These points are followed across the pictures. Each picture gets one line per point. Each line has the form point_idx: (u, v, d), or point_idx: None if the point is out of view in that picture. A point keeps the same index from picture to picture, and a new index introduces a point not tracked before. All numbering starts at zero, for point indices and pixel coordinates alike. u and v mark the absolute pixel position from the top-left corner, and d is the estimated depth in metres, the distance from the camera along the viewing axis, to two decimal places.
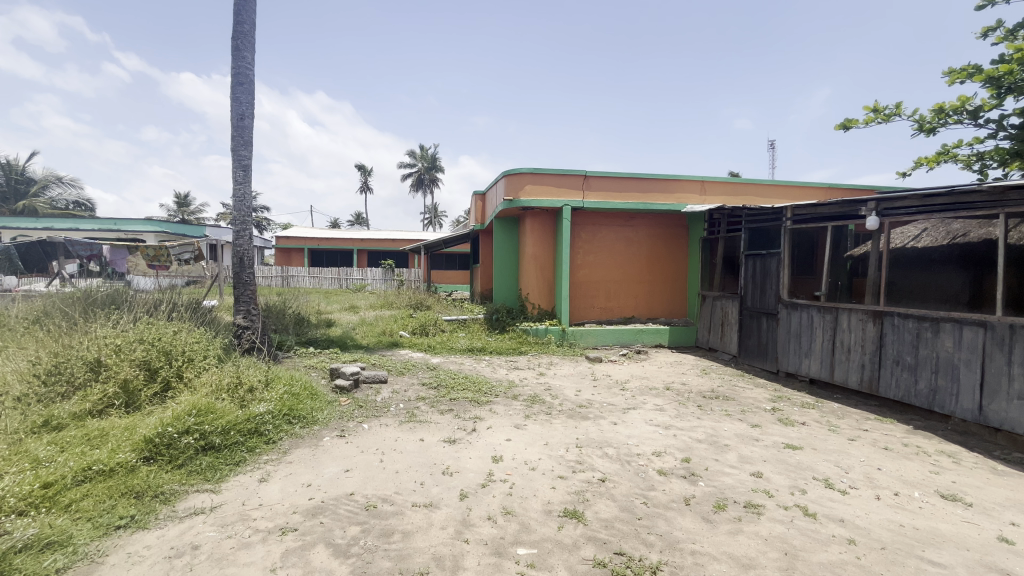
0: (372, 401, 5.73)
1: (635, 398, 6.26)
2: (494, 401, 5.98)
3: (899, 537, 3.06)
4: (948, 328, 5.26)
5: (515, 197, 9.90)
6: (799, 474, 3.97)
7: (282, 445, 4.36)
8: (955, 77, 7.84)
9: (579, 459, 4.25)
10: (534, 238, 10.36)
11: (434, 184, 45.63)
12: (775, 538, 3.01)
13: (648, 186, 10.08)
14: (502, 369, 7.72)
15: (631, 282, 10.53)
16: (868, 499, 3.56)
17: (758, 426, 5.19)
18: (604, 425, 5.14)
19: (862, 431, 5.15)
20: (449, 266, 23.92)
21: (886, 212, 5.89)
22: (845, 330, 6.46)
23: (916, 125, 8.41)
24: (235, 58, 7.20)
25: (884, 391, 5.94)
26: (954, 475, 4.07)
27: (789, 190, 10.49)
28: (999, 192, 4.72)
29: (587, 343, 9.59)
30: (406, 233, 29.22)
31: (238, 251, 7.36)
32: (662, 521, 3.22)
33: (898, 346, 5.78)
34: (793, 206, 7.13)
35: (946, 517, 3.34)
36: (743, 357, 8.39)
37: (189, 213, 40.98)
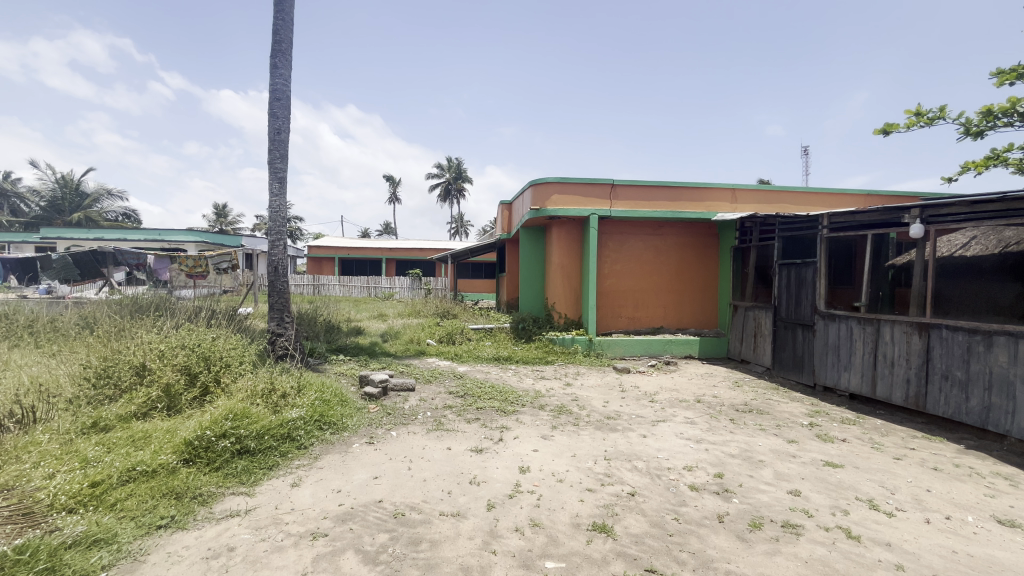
0: (400, 409, 5.79)
1: (665, 410, 6.12)
2: (521, 410, 5.96)
3: (953, 564, 2.87)
4: (1002, 341, 4.96)
5: (541, 206, 9.92)
6: (840, 494, 3.79)
7: (313, 450, 4.45)
8: (1004, 78, 7.50)
9: (608, 471, 4.17)
10: (561, 247, 10.34)
11: (461, 195, 46.17)
12: (816, 561, 2.88)
13: (677, 194, 9.94)
14: (529, 378, 7.69)
15: (659, 292, 10.36)
16: (917, 523, 3.36)
17: (795, 442, 5.00)
18: (633, 438, 5.04)
19: (908, 450, 4.89)
20: (475, 274, 24.04)
21: (931, 220, 5.62)
22: (887, 343, 6.18)
23: (962, 129, 8.06)
24: (273, 76, 7.50)
25: (932, 408, 5.63)
26: (1011, 500, 3.81)
27: (826, 197, 10.17)
28: None
29: (615, 353, 9.49)
30: (433, 243, 29.58)
31: (273, 260, 7.61)
32: (694, 539, 3.12)
33: (947, 360, 5.49)
34: (829, 214, 6.90)
35: (1004, 544, 3.12)
36: (778, 370, 8.13)
37: (227, 224, 42.83)
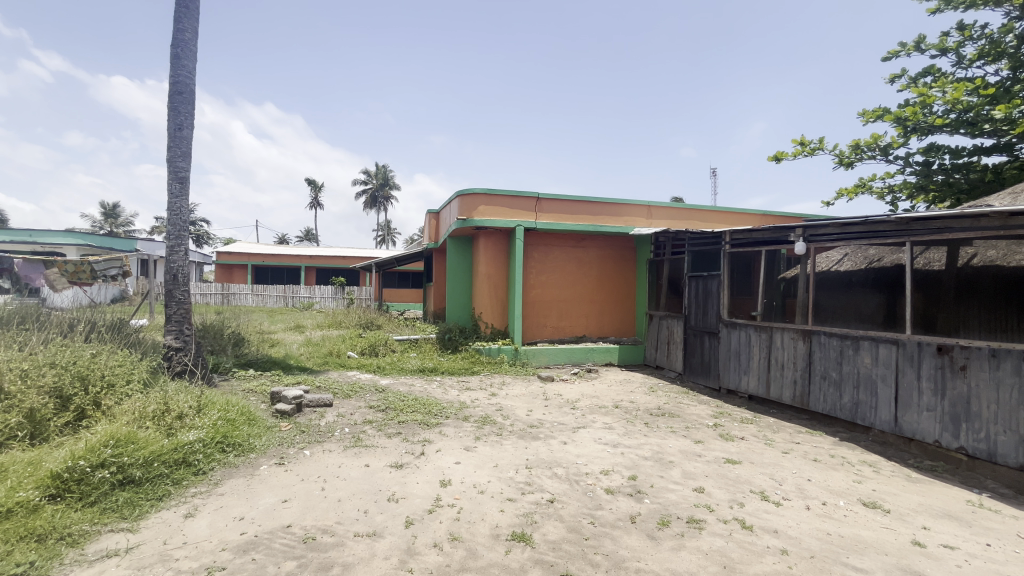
0: (315, 426, 5.47)
1: (585, 417, 6.33)
2: (444, 422, 5.88)
3: (827, 545, 3.23)
4: (867, 345, 5.70)
5: (468, 217, 9.92)
6: (737, 488, 4.13)
7: (213, 476, 4.07)
8: (869, 117, 8.75)
9: (528, 480, 4.23)
10: (487, 257, 10.38)
11: (388, 202, 45.07)
12: (715, 552, 3.11)
13: (599, 208, 10.42)
14: (453, 390, 7.61)
15: (582, 301, 10.74)
16: (800, 510, 3.75)
17: (700, 442, 5.38)
18: (554, 445, 5.16)
19: (794, 444, 5.45)
20: (402, 284, 23.59)
21: (812, 238, 6.35)
22: (778, 348, 6.87)
23: (838, 159, 9.28)
24: (174, 66, 6.89)
25: (814, 405, 6.33)
26: (874, 484, 4.37)
27: (729, 216, 11.20)
28: (904, 222, 5.15)
29: (540, 362, 9.68)
30: (358, 251, 28.49)
31: (173, 268, 6.93)
32: (608, 541, 3.25)
33: (825, 362, 6.20)
34: (730, 231, 7.58)
35: (867, 523, 3.57)
36: (688, 375, 8.72)
37: (118, 226, 38.40)
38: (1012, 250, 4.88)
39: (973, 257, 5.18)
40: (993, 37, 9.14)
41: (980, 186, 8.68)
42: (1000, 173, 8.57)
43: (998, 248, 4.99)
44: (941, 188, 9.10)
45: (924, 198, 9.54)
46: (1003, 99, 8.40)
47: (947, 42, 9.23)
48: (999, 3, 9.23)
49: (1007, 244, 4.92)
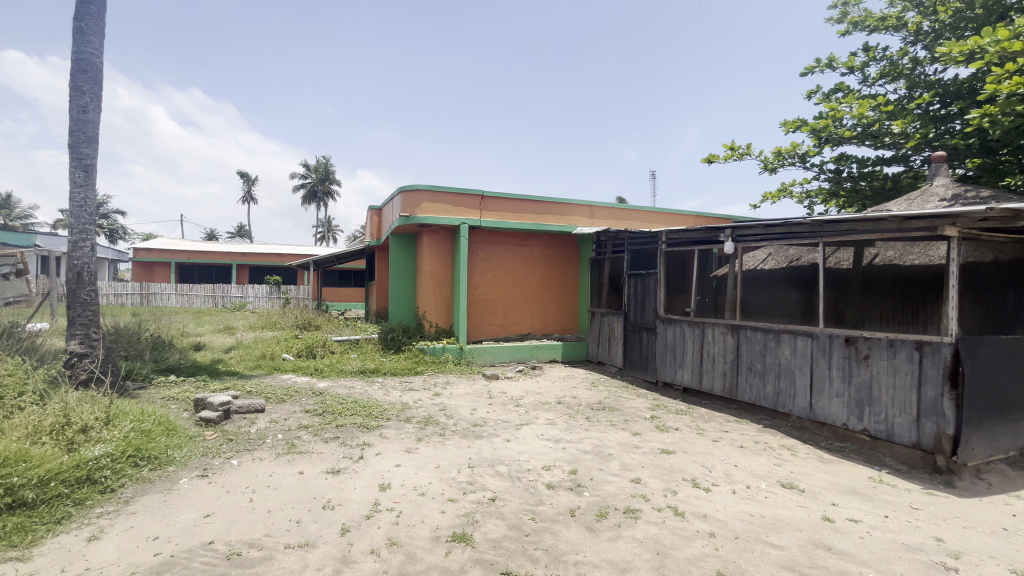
0: (245, 434, 5.14)
1: (529, 414, 6.38)
2: (385, 425, 5.71)
3: (750, 525, 3.45)
4: (787, 338, 6.15)
5: (410, 214, 9.72)
6: (671, 476, 4.32)
7: (124, 493, 3.72)
8: (789, 126, 9.44)
9: (471, 479, 4.20)
10: (431, 255, 10.20)
11: (328, 197, 43.28)
12: (649, 539, 3.23)
13: (542, 208, 10.55)
14: (395, 391, 7.42)
15: (526, 300, 10.83)
16: (727, 494, 3.98)
17: (638, 434, 5.58)
18: (496, 443, 5.16)
19: (723, 432, 5.78)
20: (343, 283, 22.74)
21: (739, 238, 6.78)
22: (710, 342, 7.28)
23: (763, 164, 9.94)
24: (77, 42, 6.22)
25: (741, 395, 6.75)
26: (792, 466, 4.73)
27: (665, 217, 11.71)
28: (818, 224, 5.60)
29: (485, 360, 9.66)
30: (295, 248, 27.14)
31: (76, 265, 6.27)
32: (548, 535, 3.29)
33: (751, 354, 6.62)
34: (666, 231, 7.93)
35: (785, 503, 3.85)
36: (628, 370, 9.03)
37: (14, 219, 34.34)
38: (907, 250, 5.14)
39: (875, 257, 5.43)
40: (892, 59, 10.15)
41: (881, 193, 9.60)
42: (898, 181, 9.51)
43: (896, 248, 5.25)
44: (850, 194, 9.96)
45: (836, 203, 10.40)
46: (900, 115, 9.34)
47: (855, 61, 10.13)
48: (896, 29, 10.26)
49: (903, 244, 5.17)
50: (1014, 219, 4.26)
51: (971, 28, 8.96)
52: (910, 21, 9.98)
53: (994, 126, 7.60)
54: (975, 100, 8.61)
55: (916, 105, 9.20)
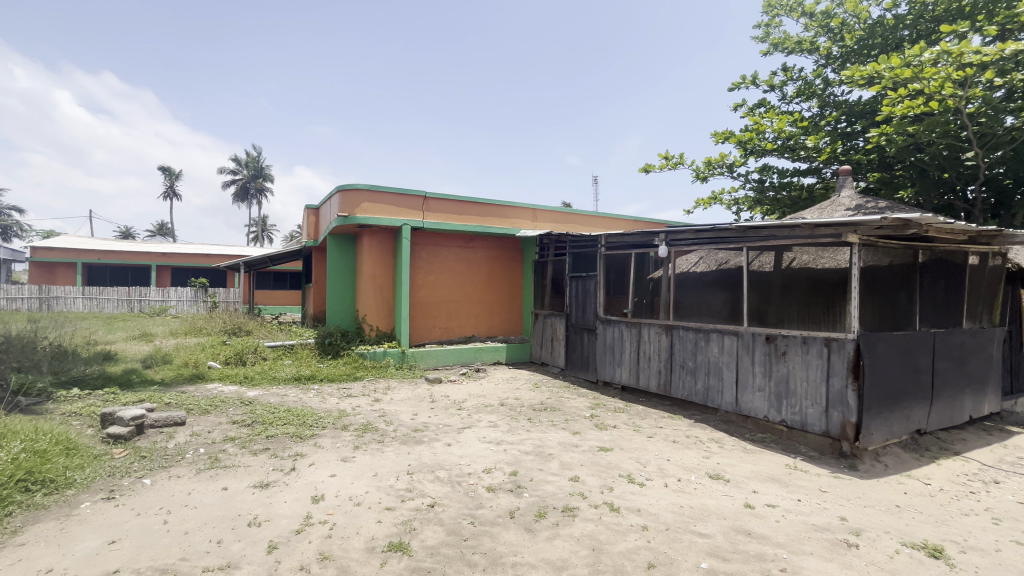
0: (160, 450, 4.74)
1: (471, 417, 6.35)
2: (320, 434, 5.46)
3: (679, 516, 3.61)
4: (715, 337, 6.54)
5: (349, 214, 9.39)
6: (608, 473, 4.45)
7: (11, 523, 3.31)
8: (719, 138, 10.05)
9: (410, 486, 4.11)
10: (371, 257, 9.91)
11: (262, 195, 40.99)
12: (586, 536, 3.30)
13: (486, 210, 10.55)
14: (332, 398, 7.11)
15: (470, 302, 10.79)
16: (659, 488, 4.15)
17: (578, 433, 5.71)
18: (437, 448, 5.08)
19: (658, 428, 6.04)
20: (278, 285, 21.58)
21: (672, 243, 7.14)
22: (646, 342, 7.59)
23: (695, 172, 10.52)
24: None
25: (674, 392, 7.07)
26: (719, 457, 5.02)
27: (605, 221, 12.10)
28: (742, 230, 6.00)
29: (428, 364, 9.52)
30: (224, 248, 25.43)
31: None
32: (487, 539, 3.28)
33: (683, 353, 6.97)
34: (606, 235, 8.21)
35: (713, 493, 4.07)
36: (570, 370, 9.22)
37: None
38: (819, 254, 5.55)
39: (793, 261, 5.77)
40: (807, 79, 11.08)
41: (798, 203, 10.45)
42: (813, 191, 10.39)
43: (810, 252, 5.65)
44: (772, 202, 10.76)
45: (760, 210, 11.19)
46: (814, 131, 10.22)
47: (775, 80, 10.97)
48: (810, 52, 11.20)
49: (816, 248, 5.57)
50: (904, 228, 4.79)
51: (871, 55, 9.96)
52: (822, 46, 10.94)
53: (890, 144, 8.48)
54: (875, 121, 9.58)
55: (827, 122, 10.09)
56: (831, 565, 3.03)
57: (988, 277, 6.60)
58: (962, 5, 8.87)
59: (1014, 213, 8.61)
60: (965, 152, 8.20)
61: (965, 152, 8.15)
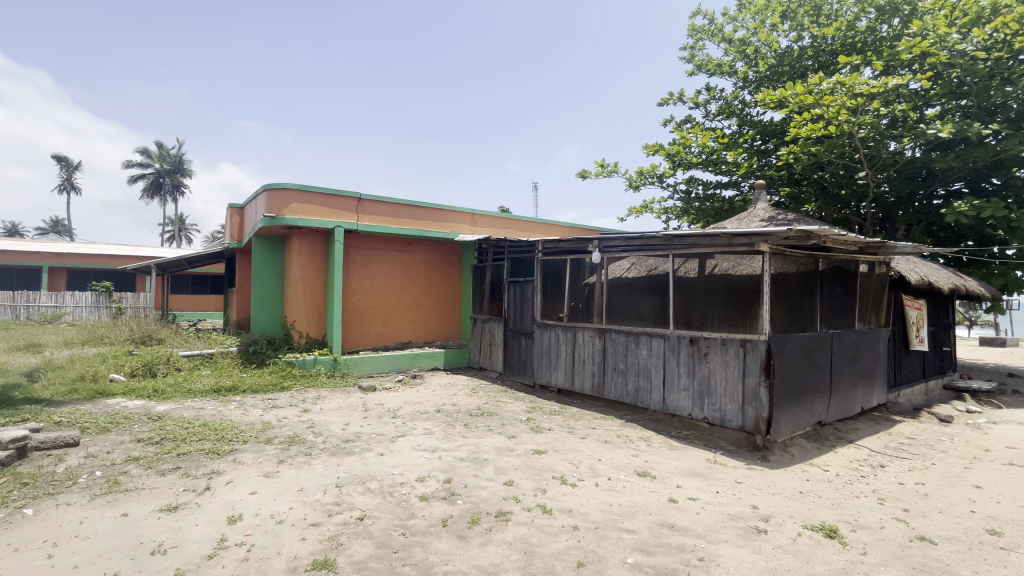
0: (47, 475, 4.20)
1: (406, 424, 6.21)
2: (240, 449, 5.10)
3: (608, 515, 3.73)
4: (644, 339, 6.84)
5: (276, 214, 8.89)
6: (542, 476, 4.52)
7: None
8: (649, 150, 10.58)
9: (338, 500, 3.93)
10: (300, 260, 9.44)
11: (179, 192, 37.91)
12: (518, 540, 3.32)
13: (424, 213, 10.39)
14: (256, 410, 6.67)
15: (407, 307, 10.57)
16: (590, 488, 4.27)
17: (514, 437, 5.74)
18: (369, 458, 4.92)
19: (591, 429, 6.22)
20: (196, 290, 19.98)
21: (605, 249, 7.39)
22: (581, 345, 7.80)
23: (628, 182, 10.99)
24: None
25: (606, 393, 7.32)
26: (646, 455, 5.26)
27: (543, 227, 12.32)
28: (669, 238, 6.34)
29: (362, 371, 9.20)
30: (133, 248, 23.17)
31: None
32: (418, 549, 3.21)
33: (615, 355, 7.23)
34: (543, 240, 8.37)
35: (640, 490, 4.25)
36: (508, 374, 9.28)
37: None
38: (738, 262, 5.96)
39: (714, 267, 6.16)
40: (727, 99, 11.95)
41: (720, 213, 11.25)
42: (732, 203, 11.22)
43: (729, 259, 6.04)
44: (697, 212, 11.48)
45: (686, 220, 11.90)
46: (733, 147, 11.03)
47: (699, 98, 11.76)
48: (729, 75, 12.10)
49: (734, 256, 5.98)
50: (807, 238, 5.27)
51: (782, 80, 10.93)
52: (739, 70, 11.85)
53: (797, 161, 9.34)
54: (785, 140, 10.53)
55: (744, 140, 10.94)
56: (743, 551, 3.25)
57: (876, 283, 7.42)
58: (855, 41, 9.97)
59: (896, 227, 9.78)
60: (858, 171, 9.20)
61: (858, 171, 9.16)
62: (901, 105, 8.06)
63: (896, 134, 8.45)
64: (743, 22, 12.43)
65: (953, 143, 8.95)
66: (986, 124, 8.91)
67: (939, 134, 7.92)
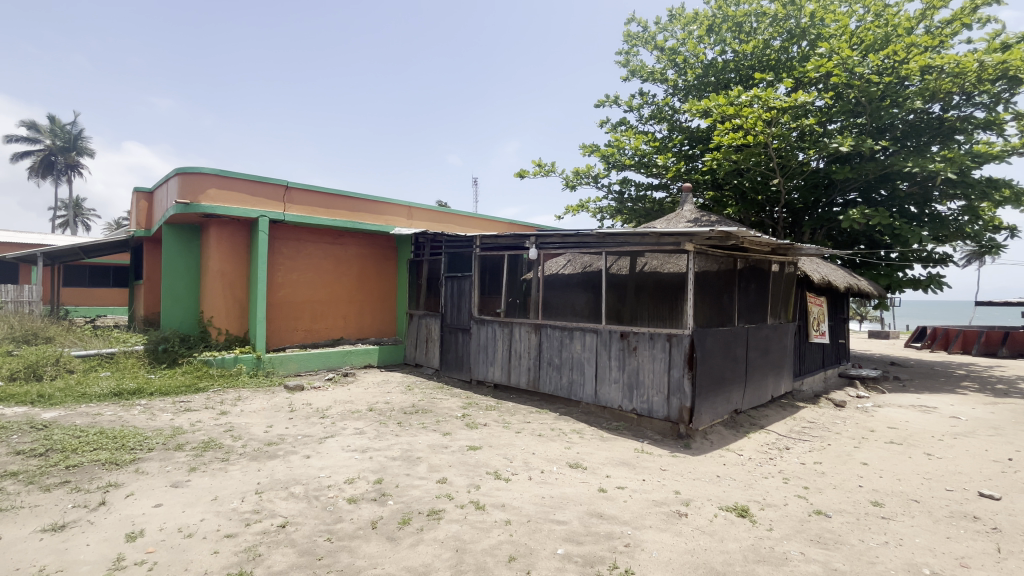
0: None
1: (335, 425, 5.95)
2: (143, 457, 4.63)
3: (540, 507, 3.79)
4: (578, 334, 7.02)
5: (190, 201, 8.14)
6: (475, 472, 4.50)
7: None
8: (586, 150, 10.86)
9: (257, 507, 3.68)
10: (219, 251, 8.73)
11: (75, 172, 33.82)
12: (450, 538, 3.28)
13: (357, 205, 9.98)
14: (165, 414, 6.10)
15: (338, 302, 10.12)
16: (524, 481, 4.31)
17: (448, 434, 5.68)
18: (294, 461, 4.65)
19: (526, 423, 6.29)
20: (94, 283, 17.86)
21: (542, 245, 7.49)
22: (517, 340, 7.86)
23: (566, 181, 11.22)
24: None
25: (542, 387, 7.44)
26: (578, 447, 5.41)
27: (481, 222, 12.28)
28: (602, 236, 6.53)
29: (288, 370, 8.69)
30: (14, 234, 20.32)
31: None
32: (345, 554, 3.08)
33: (550, 350, 7.36)
34: (481, 236, 8.33)
35: (571, 481, 4.36)
36: (444, 370, 9.18)
37: None
38: (666, 260, 6.26)
39: (644, 265, 6.42)
40: (658, 105, 12.52)
41: (651, 214, 11.77)
42: (662, 204, 11.78)
43: (658, 258, 6.33)
44: (630, 212, 11.95)
45: (620, 219, 12.36)
46: (663, 151, 11.58)
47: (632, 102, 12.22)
48: (660, 82, 12.68)
49: (662, 255, 6.28)
50: (727, 239, 5.64)
51: (708, 90, 11.61)
52: (669, 78, 12.45)
53: (720, 167, 9.98)
54: (709, 147, 11.20)
55: (673, 145, 11.52)
56: (666, 535, 3.43)
57: (786, 281, 8.10)
58: (770, 59, 10.81)
59: (803, 231, 10.75)
60: (771, 179, 10.00)
61: (772, 178, 9.93)
62: (809, 119, 8.84)
63: (804, 146, 9.26)
64: (673, 32, 13.06)
65: (850, 157, 9.99)
66: (876, 141, 10.00)
67: (839, 147, 8.78)
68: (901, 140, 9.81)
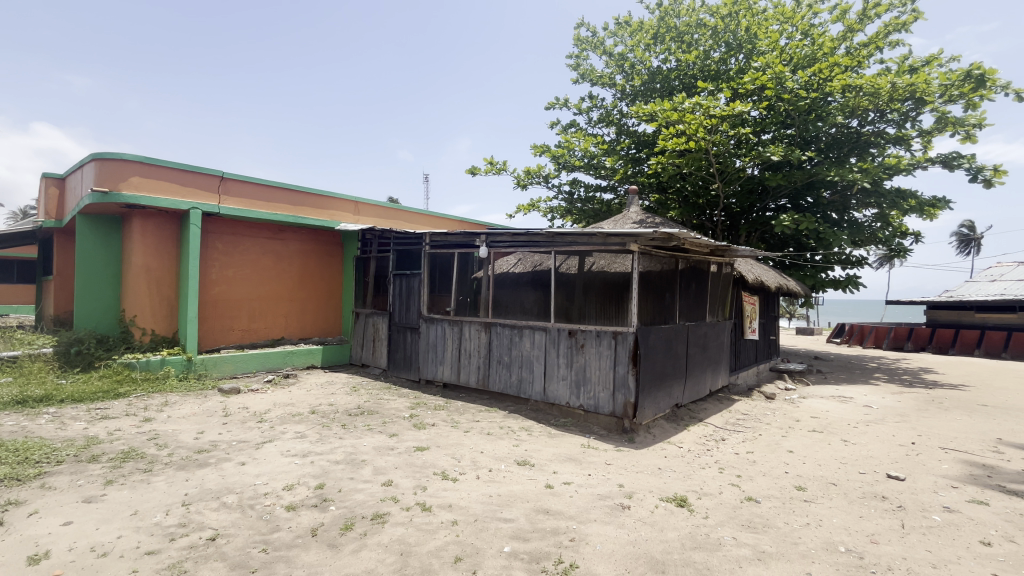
0: None
1: (274, 429, 5.66)
2: (51, 471, 4.20)
3: (487, 506, 3.78)
4: (527, 333, 7.07)
5: (109, 189, 7.44)
6: (422, 473, 4.42)
7: None
8: (537, 150, 10.95)
9: (183, 520, 3.43)
10: (143, 245, 8.06)
11: None
12: (395, 542, 3.20)
13: (299, 199, 9.54)
14: (78, 423, 5.57)
15: (279, 300, 9.65)
16: (472, 481, 4.28)
17: (395, 435, 5.55)
18: (227, 469, 4.38)
19: (475, 422, 6.26)
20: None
21: (492, 244, 7.48)
22: (467, 339, 7.81)
23: (517, 180, 11.26)
24: None
25: (491, 386, 7.44)
26: (527, 444, 5.45)
27: (431, 219, 12.10)
28: (552, 236, 6.60)
29: (223, 373, 8.18)
30: None
31: None
32: (282, 565, 2.93)
33: (500, 348, 7.37)
34: (430, 233, 8.20)
35: (519, 479, 4.38)
36: (392, 370, 8.97)
37: None
38: (612, 260, 6.42)
39: (592, 264, 6.55)
40: (607, 109, 12.84)
41: (599, 215, 12.04)
42: (610, 206, 12.09)
43: (605, 258, 6.48)
44: (579, 212, 12.19)
45: (570, 219, 12.58)
46: (611, 153, 11.90)
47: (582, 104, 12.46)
48: (608, 87, 13.00)
49: (609, 254, 6.44)
50: (669, 241, 5.86)
51: (654, 96, 12.04)
52: (618, 83, 12.80)
53: (664, 171, 10.38)
54: (654, 151, 11.61)
55: (621, 148, 11.86)
56: (609, 528, 3.52)
57: (723, 281, 8.55)
58: (711, 69, 11.36)
59: (739, 234, 11.40)
60: (711, 184, 10.52)
61: (712, 183, 10.44)
62: (745, 129, 9.36)
63: (741, 153, 9.80)
64: (621, 38, 13.43)
65: (781, 166, 10.69)
66: (803, 152, 10.76)
67: (771, 155, 9.36)
68: (824, 151, 10.61)
